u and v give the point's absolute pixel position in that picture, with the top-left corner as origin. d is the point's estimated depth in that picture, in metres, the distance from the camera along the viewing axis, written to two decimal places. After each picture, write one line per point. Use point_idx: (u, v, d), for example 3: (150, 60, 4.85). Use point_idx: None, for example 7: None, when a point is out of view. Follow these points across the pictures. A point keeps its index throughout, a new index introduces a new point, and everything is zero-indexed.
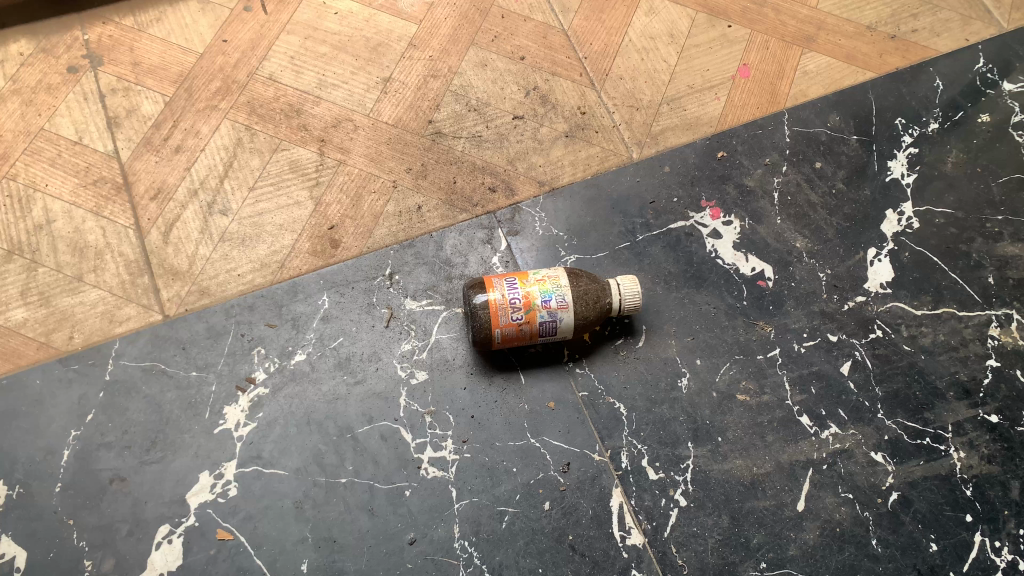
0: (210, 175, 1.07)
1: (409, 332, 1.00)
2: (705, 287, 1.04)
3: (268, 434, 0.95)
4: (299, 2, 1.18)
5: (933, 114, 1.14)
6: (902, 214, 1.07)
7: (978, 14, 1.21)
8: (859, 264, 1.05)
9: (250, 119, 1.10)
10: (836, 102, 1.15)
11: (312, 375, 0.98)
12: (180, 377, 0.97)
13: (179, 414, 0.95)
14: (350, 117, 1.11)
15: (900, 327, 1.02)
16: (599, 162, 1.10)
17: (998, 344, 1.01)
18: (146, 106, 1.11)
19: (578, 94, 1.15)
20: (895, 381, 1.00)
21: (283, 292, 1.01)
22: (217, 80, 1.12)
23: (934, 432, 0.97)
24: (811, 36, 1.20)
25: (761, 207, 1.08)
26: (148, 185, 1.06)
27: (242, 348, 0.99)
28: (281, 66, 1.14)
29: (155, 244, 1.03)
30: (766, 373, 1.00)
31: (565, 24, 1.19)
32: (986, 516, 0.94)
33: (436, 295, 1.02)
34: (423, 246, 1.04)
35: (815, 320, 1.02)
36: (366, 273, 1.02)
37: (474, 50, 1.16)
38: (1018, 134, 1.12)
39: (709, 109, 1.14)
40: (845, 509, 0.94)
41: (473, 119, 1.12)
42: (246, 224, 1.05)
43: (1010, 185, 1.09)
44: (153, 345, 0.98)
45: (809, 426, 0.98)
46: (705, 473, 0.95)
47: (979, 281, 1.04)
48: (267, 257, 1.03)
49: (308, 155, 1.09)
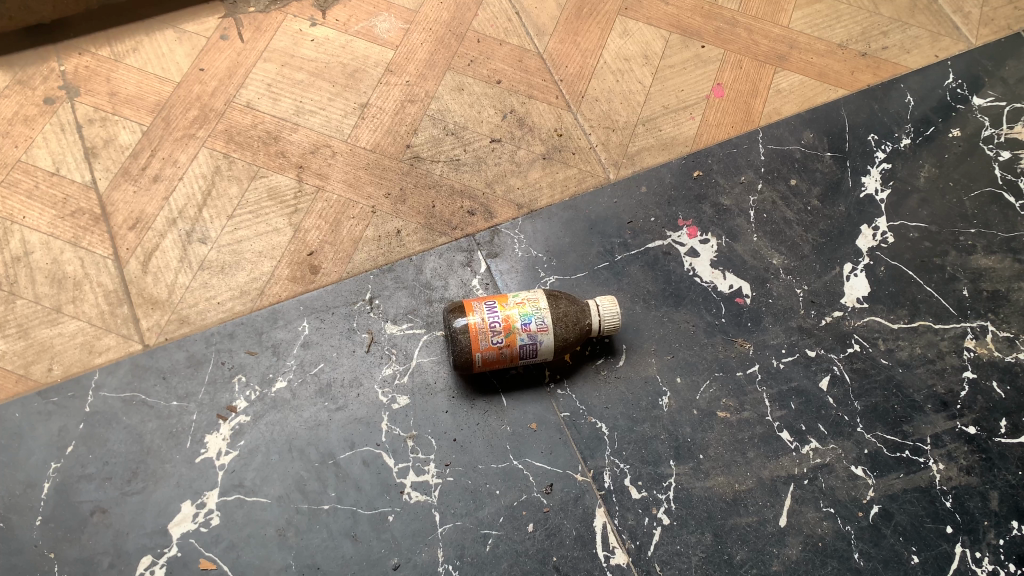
0: (189, 205, 1.07)
1: (390, 357, 1.00)
2: (684, 305, 1.05)
3: (250, 462, 0.95)
4: (275, 30, 1.19)
5: (905, 129, 1.15)
6: (877, 230, 1.09)
7: (946, 30, 1.23)
8: (836, 279, 1.06)
9: (228, 147, 1.11)
10: (810, 120, 1.16)
11: (294, 402, 0.97)
12: (161, 408, 0.97)
13: (160, 444, 0.95)
14: (328, 143, 1.12)
15: (878, 342, 1.03)
16: (576, 183, 1.11)
17: (973, 356, 1.02)
18: (123, 136, 1.11)
19: (554, 117, 1.16)
20: (874, 396, 1.01)
21: (263, 319, 1.01)
22: (194, 109, 1.13)
23: (913, 445, 0.98)
24: (784, 54, 1.21)
25: (737, 225, 1.09)
26: (127, 215, 1.06)
27: (222, 376, 0.98)
28: (258, 93, 1.15)
29: (134, 274, 1.03)
30: (745, 389, 1.00)
31: (541, 47, 1.20)
32: (966, 527, 0.95)
33: (417, 318, 1.02)
34: (402, 270, 1.04)
35: (793, 336, 1.03)
36: (346, 298, 1.03)
37: (451, 74, 1.17)
38: (988, 149, 1.14)
39: (684, 128, 1.15)
40: (827, 524, 0.95)
41: (451, 143, 1.13)
42: (226, 252, 1.05)
43: (982, 199, 1.11)
44: (134, 375, 0.98)
45: (789, 441, 0.98)
46: (687, 491, 0.96)
47: (953, 294, 1.05)
48: (246, 284, 1.03)
49: (287, 181, 1.09)
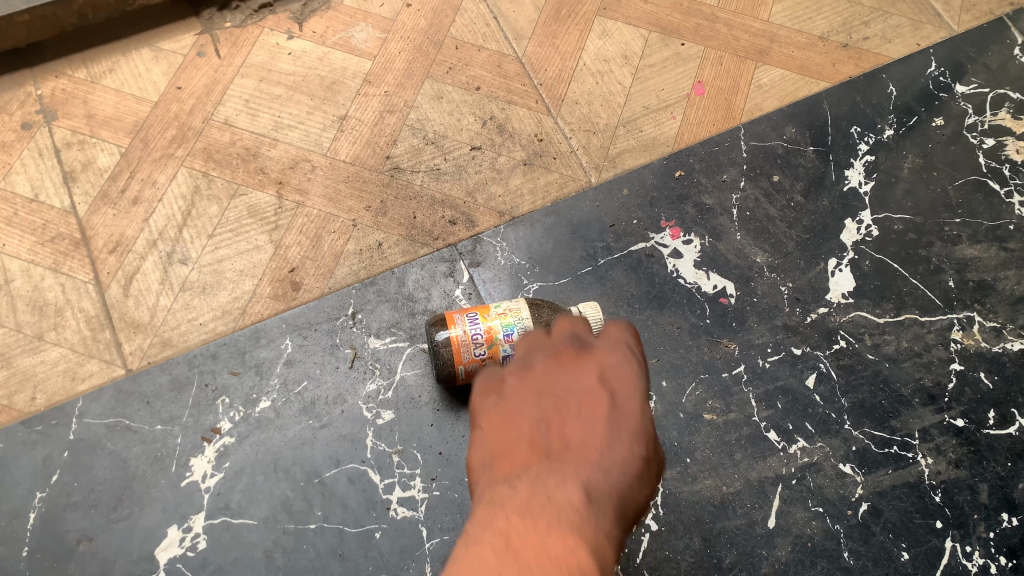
0: (169, 225, 1.07)
1: (373, 372, 0.99)
2: (668, 308, 1.04)
3: (235, 483, 0.94)
4: (252, 45, 1.19)
5: (888, 120, 1.14)
6: (861, 223, 1.08)
7: (928, 18, 1.22)
8: (821, 275, 1.05)
9: (207, 165, 1.10)
10: (792, 114, 1.15)
11: (278, 422, 0.97)
12: (145, 432, 0.97)
13: (145, 469, 0.95)
14: (307, 157, 1.11)
15: (864, 337, 1.02)
16: (557, 188, 1.10)
17: (960, 347, 1.01)
18: (101, 159, 1.11)
19: (534, 121, 1.15)
20: (862, 392, 1.00)
21: (245, 339, 1.01)
22: (172, 128, 1.12)
23: (901, 440, 0.98)
24: (764, 49, 1.20)
25: (719, 224, 1.09)
26: (106, 239, 1.06)
27: (206, 398, 0.98)
28: (236, 110, 1.14)
29: (115, 298, 1.03)
30: (732, 391, 1.00)
31: (520, 51, 1.20)
32: (956, 521, 0.94)
33: (400, 331, 1.02)
34: (385, 283, 1.04)
35: (779, 335, 1.02)
36: (328, 314, 1.02)
37: (429, 83, 1.17)
38: (972, 136, 1.13)
39: (665, 128, 1.14)
40: (817, 523, 0.94)
41: (431, 153, 1.12)
42: (207, 272, 1.05)
43: (966, 188, 1.09)
44: (117, 401, 0.98)
45: (777, 441, 0.98)
46: (675, 496, 0.95)
47: (940, 286, 1.04)
48: (228, 304, 1.03)
49: (266, 198, 1.09)
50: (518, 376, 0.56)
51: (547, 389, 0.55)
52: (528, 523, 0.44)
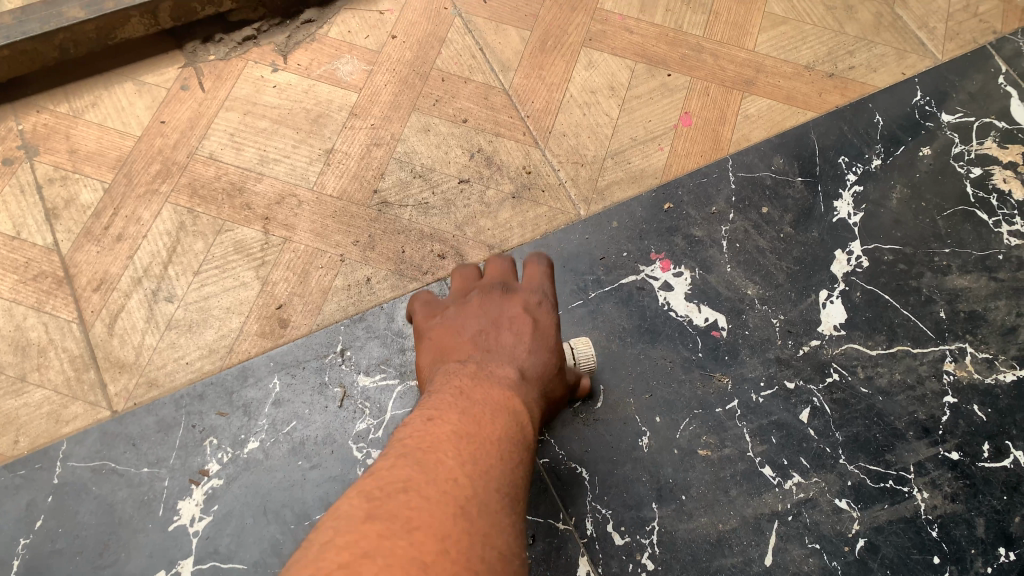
0: (154, 262, 1.06)
1: (363, 411, 0.98)
2: (660, 341, 1.03)
3: (224, 527, 0.92)
4: (236, 77, 1.18)
5: (875, 150, 1.15)
6: (852, 254, 1.08)
7: (913, 47, 1.22)
8: (812, 307, 1.05)
9: (192, 201, 1.09)
10: (779, 145, 1.15)
11: (267, 463, 0.96)
12: (132, 475, 0.95)
13: (132, 513, 0.93)
14: (293, 192, 1.10)
15: (856, 369, 1.02)
16: (547, 222, 1.10)
17: (953, 380, 1.01)
18: (85, 195, 1.09)
19: (522, 153, 1.14)
20: (855, 425, 0.99)
21: (233, 378, 1.00)
22: (157, 163, 1.11)
23: (897, 474, 0.97)
24: (751, 79, 1.20)
25: (710, 257, 1.08)
26: (90, 277, 1.05)
27: (194, 439, 0.97)
28: (221, 144, 1.13)
29: (99, 337, 1.01)
30: (725, 426, 0.99)
31: (506, 83, 1.19)
32: (953, 556, 0.93)
33: (390, 369, 1.00)
34: (374, 319, 1.03)
35: (771, 368, 1.02)
36: (317, 351, 1.01)
37: (416, 115, 1.16)
38: (959, 166, 1.13)
39: (654, 159, 1.14)
40: (813, 560, 0.93)
41: (418, 186, 1.11)
42: (193, 310, 1.03)
43: (955, 218, 1.10)
44: (103, 443, 0.96)
45: (772, 476, 0.97)
46: (670, 534, 0.94)
47: (930, 317, 1.05)
48: (215, 342, 1.01)
49: (253, 234, 1.07)
50: (488, 317, 0.76)
51: (502, 357, 0.71)
52: (480, 427, 0.58)
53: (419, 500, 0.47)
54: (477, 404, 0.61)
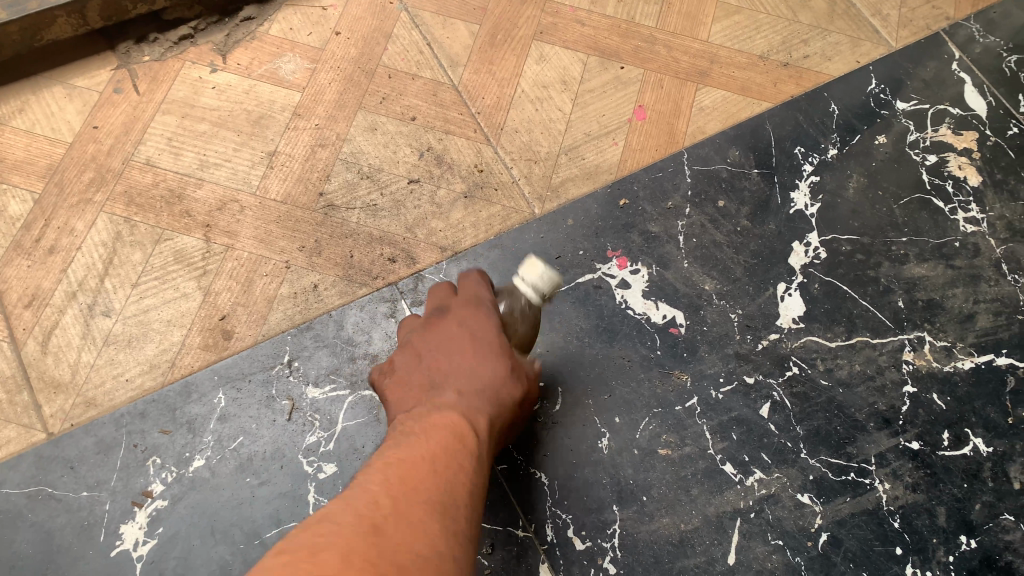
0: (90, 275, 1.01)
1: (313, 423, 0.95)
2: (618, 341, 1.01)
3: (170, 550, 0.89)
4: (173, 79, 1.13)
5: (831, 139, 1.13)
6: (809, 245, 1.06)
7: (866, 34, 1.21)
8: (771, 301, 1.03)
9: (128, 210, 1.04)
10: (734, 136, 1.13)
11: (213, 481, 0.92)
12: (70, 500, 0.90)
13: (71, 540, 0.89)
14: (235, 198, 1.06)
15: (817, 363, 1.00)
16: (500, 221, 1.07)
17: (913, 369, 1.00)
18: (14, 206, 1.04)
19: (473, 151, 1.11)
20: (817, 420, 0.98)
21: (175, 394, 0.96)
22: (90, 170, 1.06)
23: (858, 466, 0.96)
24: (705, 70, 1.18)
25: (667, 252, 1.06)
26: (21, 292, 1.00)
27: (135, 460, 0.93)
28: (158, 149, 1.08)
29: (32, 355, 0.97)
30: (685, 424, 0.97)
31: (455, 79, 1.16)
32: (916, 547, 0.92)
33: (340, 378, 0.97)
34: (322, 327, 0.99)
35: (731, 364, 1.00)
36: (263, 363, 0.97)
37: (362, 114, 1.12)
38: (914, 153, 1.12)
39: (608, 155, 1.12)
40: (777, 557, 0.92)
41: (366, 188, 1.08)
42: (132, 323, 0.99)
43: (911, 205, 1.09)
44: (38, 468, 0.92)
45: (734, 474, 0.95)
46: (632, 537, 0.92)
47: (889, 307, 1.04)
48: (156, 357, 0.97)
49: (193, 242, 1.03)
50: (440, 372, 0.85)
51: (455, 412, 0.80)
52: (431, 474, 0.70)
53: (382, 540, 0.59)
54: (429, 455, 0.72)
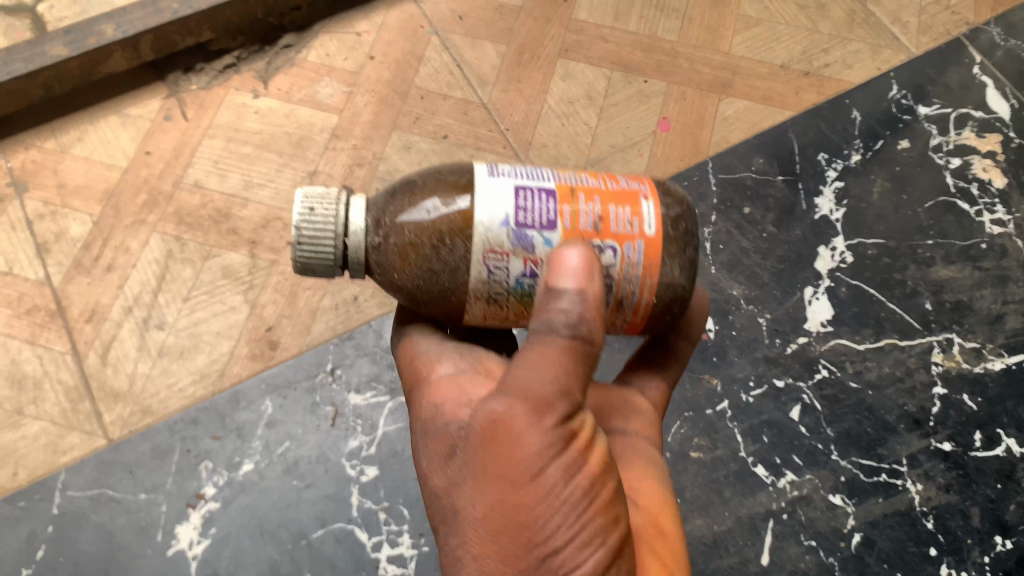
0: (144, 291, 1.07)
1: (355, 428, 0.99)
2: None
3: (222, 550, 0.93)
4: (219, 105, 1.19)
5: (854, 145, 1.15)
6: (835, 250, 1.09)
7: (886, 42, 1.23)
8: (798, 305, 1.06)
9: (179, 229, 1.10)
10: (758, 145, 1.16)
11: (262, 484, 0.96)
12: (129, 502, 0.96)
13: (131, 540, 0.94)
14: (278, 216, 1.11)
15: (845, 365, 1.02)
16: None
17: (942, 370, 1.02)
18: (74, 228, 1.11)
19: None
20: (846, 421, 1.00)
21: (225, 402, 1.00)
22: (144, 193, 1.13)
23: (890, 467, 0.97)
24: (727, 82, 1.21)
25: None
26: (82, 308, 1.06)
27: (189, 464, 0.97)
28: (206, 171, 1.14)
29: (93, 367, 1.03)
30: (716, 427, 1.00)
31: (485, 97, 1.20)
32: (950, 547, 0.94)
33: (380, 385, 1.02)
34: (363, 337, 1.04)
35: (759, 367, 1.02)
36: (308, 371, 1.02)
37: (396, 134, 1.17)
38: (938, 158, 1.14)
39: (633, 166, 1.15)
40: (810, 557, 0.94)
41: None
42: (184, 336, 1.04)
43: (937, 209, 1.10)
44: (100, 472, 0.97)
45: (765, 476, 0.97)
46: None
47: (916, 309, 1.05)
48: (207, 367, 1.03)
49: (240, 258, 1.09)
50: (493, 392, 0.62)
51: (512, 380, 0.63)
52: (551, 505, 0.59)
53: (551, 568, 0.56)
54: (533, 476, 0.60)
